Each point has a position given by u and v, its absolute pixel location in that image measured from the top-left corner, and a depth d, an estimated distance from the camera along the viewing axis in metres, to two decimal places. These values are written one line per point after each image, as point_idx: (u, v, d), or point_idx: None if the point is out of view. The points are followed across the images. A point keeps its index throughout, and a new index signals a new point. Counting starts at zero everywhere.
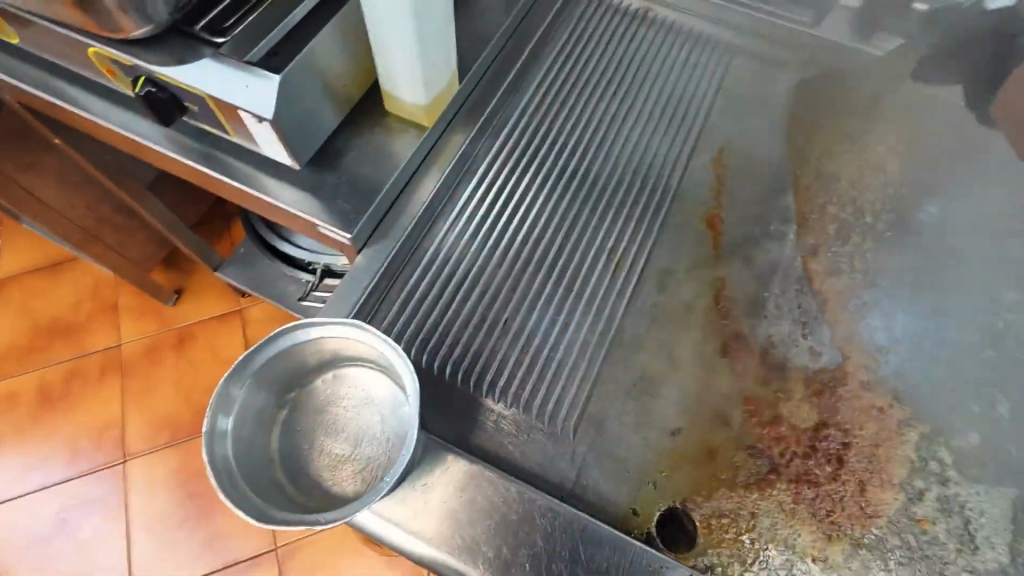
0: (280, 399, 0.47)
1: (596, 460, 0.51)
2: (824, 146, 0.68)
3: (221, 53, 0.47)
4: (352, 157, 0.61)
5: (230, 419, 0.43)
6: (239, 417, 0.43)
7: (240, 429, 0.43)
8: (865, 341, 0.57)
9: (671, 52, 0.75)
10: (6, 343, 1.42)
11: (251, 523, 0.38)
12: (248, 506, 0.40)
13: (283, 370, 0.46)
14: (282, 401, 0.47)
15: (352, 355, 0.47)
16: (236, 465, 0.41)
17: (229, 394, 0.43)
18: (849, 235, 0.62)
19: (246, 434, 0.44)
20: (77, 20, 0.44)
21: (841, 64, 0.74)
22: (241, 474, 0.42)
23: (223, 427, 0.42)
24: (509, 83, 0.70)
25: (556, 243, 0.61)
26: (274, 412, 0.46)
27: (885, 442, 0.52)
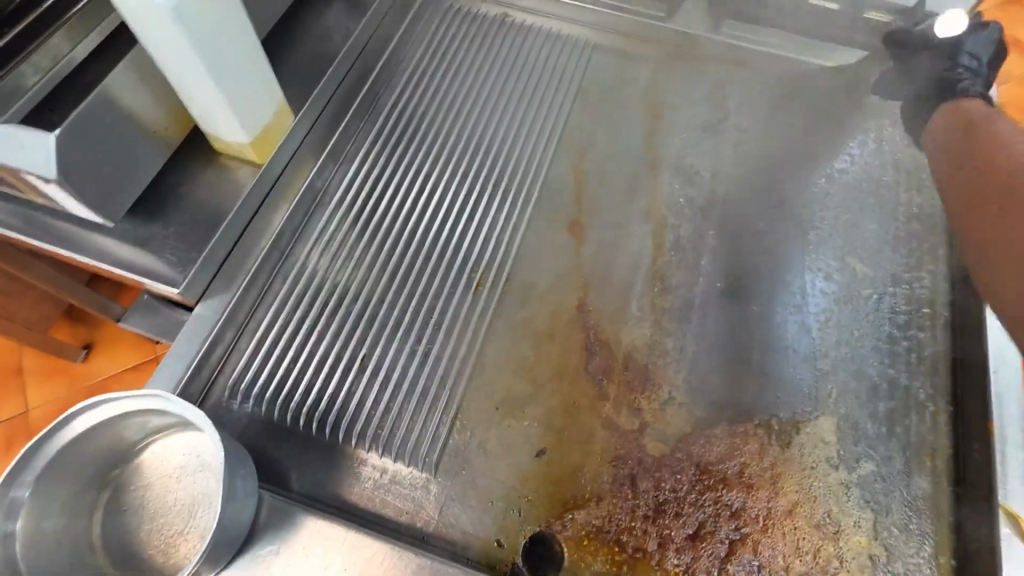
0: (100, 482, 0.43)
1: (460, 494, 0.49)
2: (683, 141, 0.68)
3: None
4: (183, 203, 0.56)
5: (18, 523, 0.38)
6: (36, 511, 0.39)
7: (37, 530, 0.39)
8: (729, 334, 0.57)
9: (530, 56, 0.73)
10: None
11: None
12: None
13: (94, 454, 0.42)
14: (104, 483, 0.43)
15: (172, 421, 0.44)
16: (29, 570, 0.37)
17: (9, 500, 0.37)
18: (711, 228, 0.62)
19: (50, 530, 0.39)
20: None
21: (696, 56, 0.74)
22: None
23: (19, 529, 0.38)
24: (360, 104, 0.67)
25: (415, 268, 0.58)
26: (96, 495, 0.43)
27: (749, 437, 0.52)
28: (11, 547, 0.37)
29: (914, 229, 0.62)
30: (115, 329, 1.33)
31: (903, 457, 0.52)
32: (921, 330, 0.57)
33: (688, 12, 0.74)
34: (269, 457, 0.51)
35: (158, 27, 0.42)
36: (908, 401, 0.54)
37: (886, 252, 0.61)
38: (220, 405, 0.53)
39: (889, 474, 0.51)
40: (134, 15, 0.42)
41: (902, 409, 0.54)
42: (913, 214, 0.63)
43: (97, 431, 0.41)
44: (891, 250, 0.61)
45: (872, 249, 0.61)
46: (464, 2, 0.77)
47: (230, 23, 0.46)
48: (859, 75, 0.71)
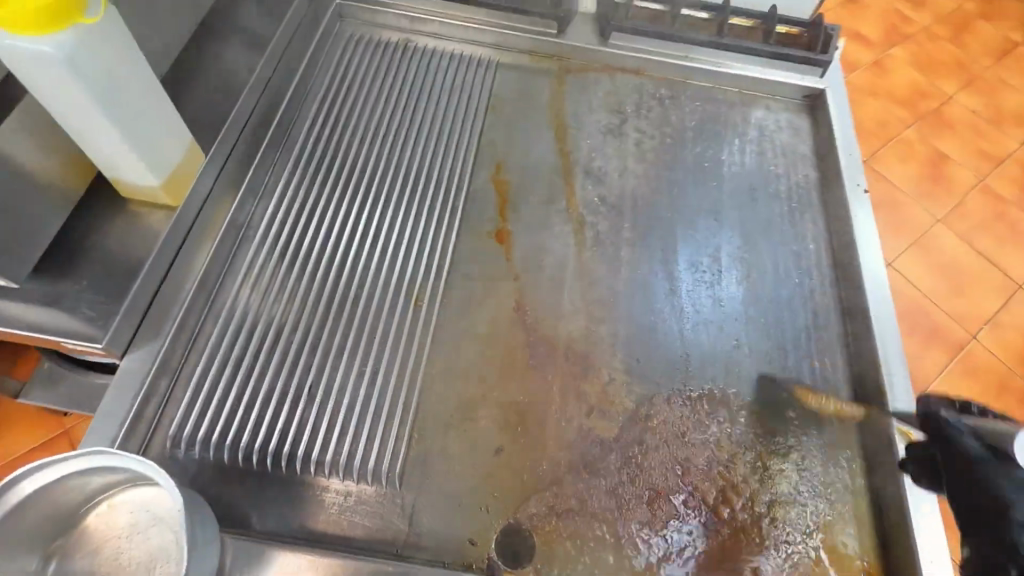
0: (40, 554, 0.41)
1: (428, 503, 0.51)
2: (590, 144, 0.73)
3: None
4: (95, 254, 0.54)
5: None
6: None
7: None
8: (653, 315, 0.62)
9: (436, 78, 0.76)
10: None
11: None
12: None
13: (33, 524, 0.40)
14: (45, 554, 0.41)
15: (120, 478, 0.43)
16: None
17: None
18: (625, 221, 0.68)
19: None
20: None
21: (590, 69, 0.80)
22: None
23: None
24: (272, 139, 0.67)
25: (352, 289, 0.59)
26: (45, 562, 0.41)
27: (683, 404, 0.57)
28: None
29: (795, 202, 0.71)
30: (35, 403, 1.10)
31: (815, 398, 0.59)
32: (813, 290, 0.65)
33: (578, 28, 0.81)
34: (225, 503, 0.50)
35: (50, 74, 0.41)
36: (812, 351, 0.62)
37: (776, 225, 0.69)
38: (163, 457, 0.51)
39: (804, 415, 0.58)
40: (19, 66, 0.41)
41: (808, 358, 0.61)
42: (792, 191, 0.72)
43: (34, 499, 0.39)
44: (779, 223, 0.70)
45: (762, 225, 0.69)
46: (365, 32, 0.79)
47: (123, 66, 0.45)
48: (737, 73, 0.78)
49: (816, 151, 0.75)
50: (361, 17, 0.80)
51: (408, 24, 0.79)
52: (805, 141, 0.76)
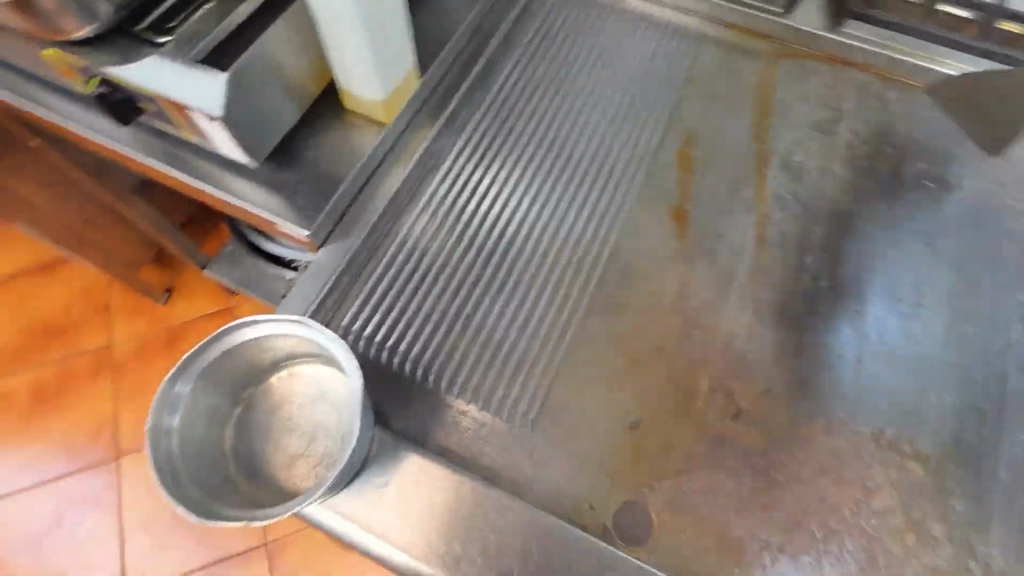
0: (233, 396, 0.47)
1: (555, 455, 0.51)
2: (793, 137, 0.67)
3: (164, 52, 0.48)
4: (311, 154, 0.60)
5: (176, 418, 0.43)
6: (188, 416, 0.44)
7: (186, 430, 0.44)
8: (829, 333, 0.56)
9: (641, 42, 0.73)
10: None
11: (192, 520, 0.39)
12: (186, 505, 0.40)
13: (234, 370, 0.47)
14: (236, 397, 0.47)
15: (306, 351, 0.48)
16: (184, 465, 0.42)
17: (173, 395, 0.43)
18: (817, 226, 0.62)
19: (199, 432, 0.45)
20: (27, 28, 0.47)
21: (812, 56, 0.72)
22: (186, 472, 0.42)
23: (175, 425, 0.43)
24: (474, 76, 0.69)
25: (520, 236, 0.61)
26: (235, 402, 0.47)
27: (843, 436, 0.52)
28: (171, 444, 0.43)
29: None
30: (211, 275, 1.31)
31: (1007, 474, 0.51)
32: None
33: (808, 9, 0.73)
34: (376, 400, 0.54)
35: None
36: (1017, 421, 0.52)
37: (1002, 268, 0.59)
38: None
39: (989, 490, 0.50)
40: None
41: (1009, 427, 0.52)
42: None
43: (243, 347, 0.46)
44: (1007, 267, 0.59)
45: (984, 265, 0.59)
46: None
47: None
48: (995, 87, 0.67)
49: None
50: None
51: None
52: None
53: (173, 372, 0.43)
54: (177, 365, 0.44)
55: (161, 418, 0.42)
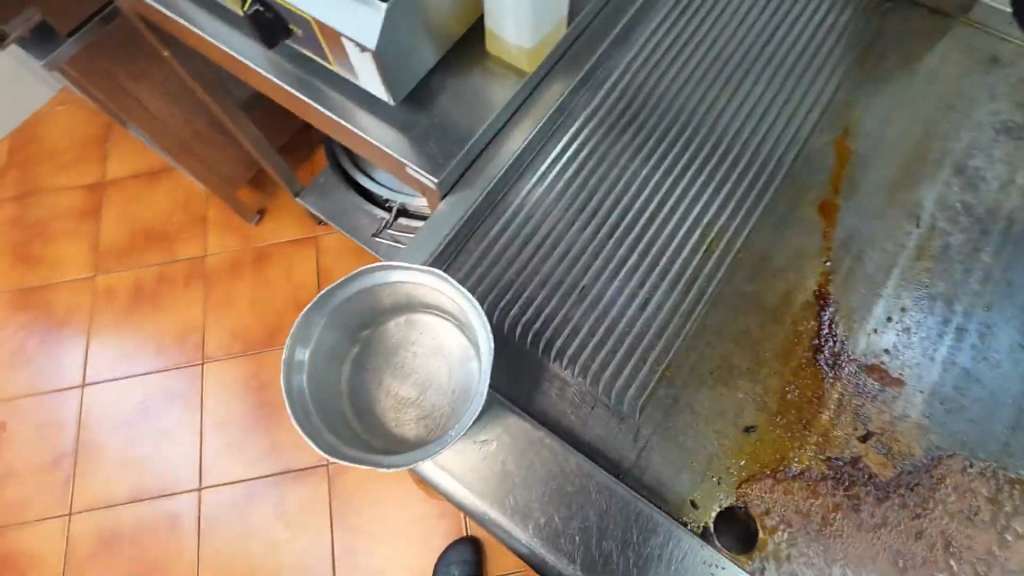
0: (354, 334, 0.47)
1: (661, 445, 0.49)
2: (972, 138, 0.59)
3: None
4: (445, 97, 0.58)
5: (307, 350, 0.45)
6: (317, 349, 0.45)
7: (315, 363, 0.45)
8: (985, 367, 0.50)
9: (806, 10, 0.65)
10: (85, 207, 1.55)
11: (321, 455, 0.40)
12: (315, 438, 0.41)
13: (361, 310, 0.47)
14: (356, 335, 0.48)
15: (430, 304, 0.48)
16: (311, 398, 0.43)
17: (308, 329, 0.45)
18: (988, 244, 0.55)
19: (323, 367, 0.45)
20: None
21: (1010, 45, 0.63)
22: (314, 404, 0.43)
23: (301, 358, 0.44)
24: (620, 29, 0.63)
25: (648, 212, 0.56)
26: (356, 342, 0.48)
27: (986, 482, 0.47)
28: (301, 377, 0.44)
29: None
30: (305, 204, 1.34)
31: None
32: None
33: None
34: None
35: None
36: None
37: None
38: None
39: None
40: None
41: None
42: None
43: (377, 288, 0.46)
44: None
45: None
46: None
47: None
48: None
49: None
50: None
51: None
52: None
53: (311, 305, 0.44)
54: (317, 298, 0.45)
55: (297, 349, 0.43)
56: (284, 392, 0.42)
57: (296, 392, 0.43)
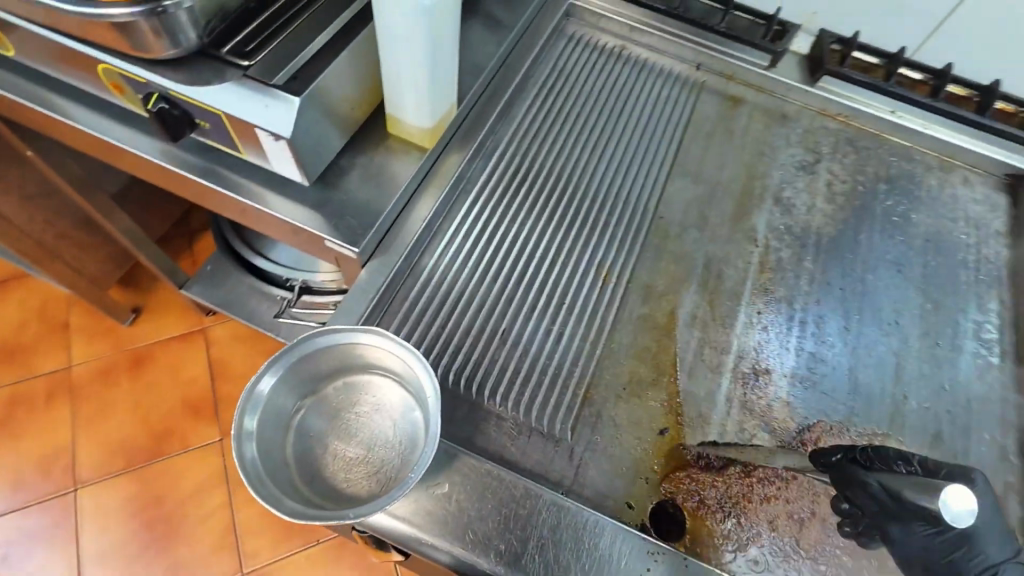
0: (298, 400, 0.49)
1: (593, 459, 0.55)
2: (781, 175, 0.76)
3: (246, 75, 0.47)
4: (353, 174, 0.62)
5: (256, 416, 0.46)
6: (265, 415, 0.46)
7: (262, 430, 0.45)
8: (825, 348, 0.64)
9: (644, 87, 0.81)
10: None
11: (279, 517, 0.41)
12: (271, 502, 0.42)
13: (304, 375, 0.49)
14: (300, 401, 0.49)
15: (371, 364, 0.50)
16: (261, 465, 0.44)
17: (255, 394, 0.46)
18: (808, 254, 0.70)
19: (269, 435, 0.46)
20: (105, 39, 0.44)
21: (792, 105, 0.82)
22: (265, 471, 0.44)
23: (250, 426, 0.45)
24: (500, 109, 0.73)
25: (548, 259, 0.65)
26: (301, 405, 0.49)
27: (846, 440, 0.58)
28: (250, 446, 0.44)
29: (983, 276, 0.70)
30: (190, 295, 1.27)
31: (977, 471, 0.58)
32: (990, 363, 0.64)
33: (788, 65, 0.83)
34: None
35: (409, 32, 0.49)
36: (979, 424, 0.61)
37: (959, 291, 0.69)
38: None
39: None
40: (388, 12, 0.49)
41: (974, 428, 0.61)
42: (979, 264, 0.71)
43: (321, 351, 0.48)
44: (963, 290, 0.69)
45: (945, 289, 0.69)
46: (586, 33, 0.85)
47: (449, 30, 0.52)
48: (944, 138, 0.78)
49: (1012, 230, 0.74)
50: (585, 18, 0.85)
51: (627, 33, 0.84)
52: (999, 218, 0.75)
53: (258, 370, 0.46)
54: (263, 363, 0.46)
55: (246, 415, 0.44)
56: (235, 460, 0.42)
57: (247, 460, 0.43)
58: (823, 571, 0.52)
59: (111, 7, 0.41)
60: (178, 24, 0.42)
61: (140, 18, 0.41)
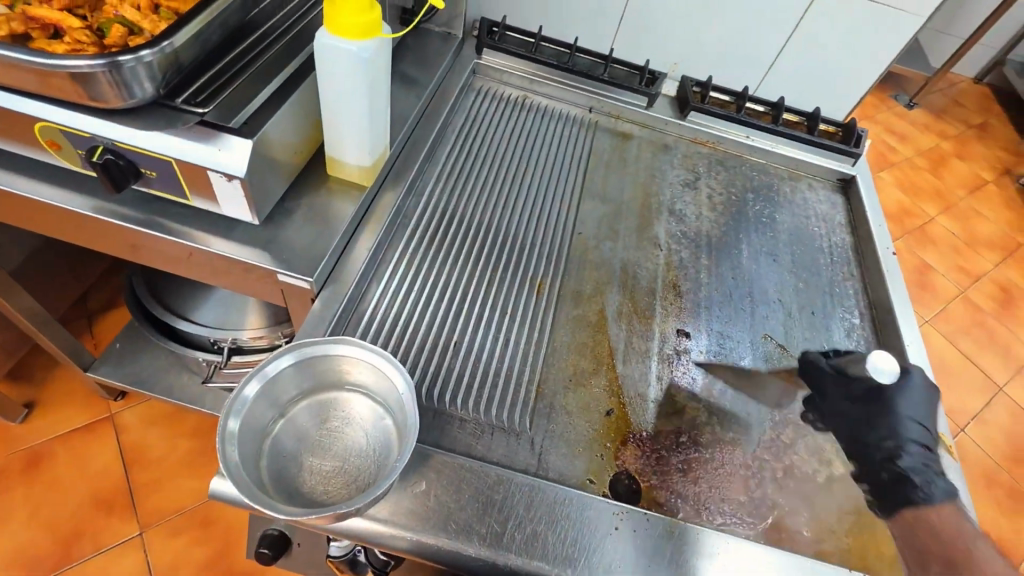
0: (272, 415, 0.50)
1: (553, 444, 0.60)
2: (671, 191, 0.89)
3: (207, 120, 0.51)
4: (298, 213, 0.66)
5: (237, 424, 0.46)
6: (246, 424, 0.46)
7: (243, 439, 0.46)
8: (729, 325, 0.75)
9: (547, 128, 0.93)
10: None
11: (272, 516, 0.41)
12: (262, 503, 0.42)
13: (279, 388, 0.50)
14: (274, 417, 0.50)
15: (342, 379, 0.53)
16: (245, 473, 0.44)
17: (239, 400, 0.46)
18: (702, 252, 0.83)
19: (248, 446, 0.46)
20: (59, 92, 0.47)
21: (670, 137, 0.98)
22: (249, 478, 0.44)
23: (233, 428, 0.45)
24: (426, 152, 0.81)
25: (486, 276, 0.71)
26: (270, 426, 0.50)
27: (759, 397, 0.69)
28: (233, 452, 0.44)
29: (836, 258, 0.87)
30: (97, 376, 1.19)
31: None
32: (853, 323, 0.79)
33: (661, 105, 1.00)
34: None
35: (352, 78, 0.56)
36: None
37: (820, 270, 0.85)
38: None
39: None
40: (331, 61, 0.55)
41: None
42: (832, 248, 0.88)
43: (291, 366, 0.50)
44: (824, 269, 0.85)
45: (811, 270, 0.84)
46: (491, 87, 0.96)
47: (383, 76, 0.60)
48: (788, 154, 0.97)
49: (850, 220, 0.93)
50: (489, 75, 0.97)
51: (526, 86, 0.97)
52: (840, 212, 0.94)
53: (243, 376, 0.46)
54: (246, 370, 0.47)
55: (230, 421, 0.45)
56: (223, 464, 0.43)
57: (233, 465, 0.44)
58: (762, 510, 0.60)
59: (71, 60, 0.44)
60: (136, 76, 0.46)
61: (100, 70, 0.44)
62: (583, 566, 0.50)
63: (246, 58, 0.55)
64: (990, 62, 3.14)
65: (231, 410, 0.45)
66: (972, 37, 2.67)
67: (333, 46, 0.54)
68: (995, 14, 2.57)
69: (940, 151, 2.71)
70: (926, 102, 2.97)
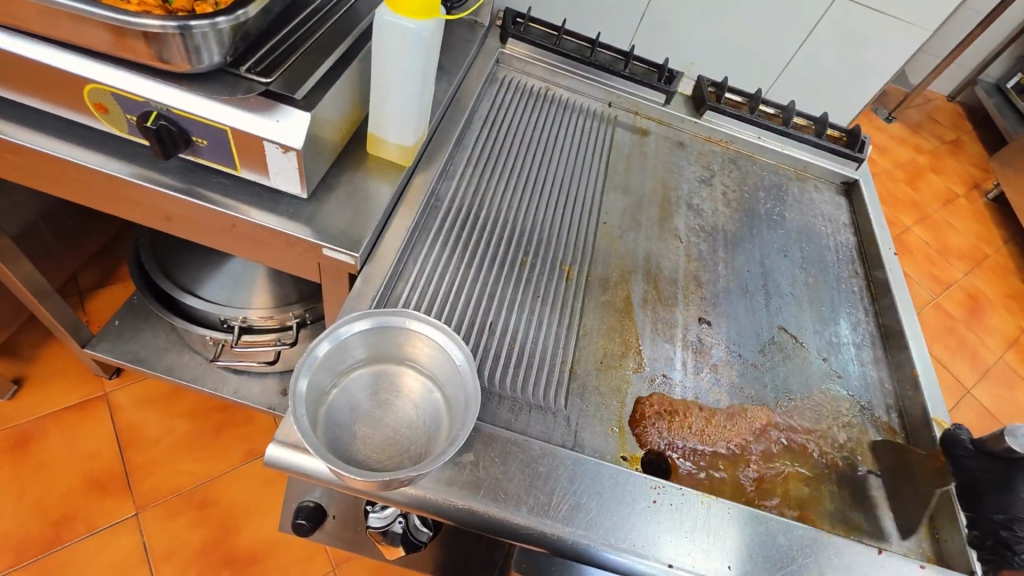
0: (330, 381, 0.52)
1: (587, 422, 0.62)
2: (688, 187, 0.92)
3: (269, 90, 0.52)
4: (339, 189, 0.67)
5: (303, 385, 0.48)
6: (311, 386, 0.48)
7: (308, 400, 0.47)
8: (746, 315, 0.78)
9: (571, 121, 0.95)
10: None
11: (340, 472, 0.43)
12: (331, 462, 0.43)
13: (339, 356, 0.52)
14: (332, 383, 0.52)
15: (394, 352, 0.55)
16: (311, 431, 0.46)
17: (309, 360, 0.48)
18: (719, 245, 0.86)
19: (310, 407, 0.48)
20: (129, 48, 0.48)
21: (686, 133, 1.01)
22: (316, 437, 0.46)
23: (301, 388, 0.47)
24: (457, 136, 0.82)
25: (518, 260, 0.73)
26: (327, 393, 0.51)
27: (775, 383, 0.72)
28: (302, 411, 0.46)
29: (842, 256, 0.91)
30: (93, 352, 1.16)
31: (869, 396, 0.75)
32: (859, 317, 0.84)
33: (678, 103, 1.03)
34: None
35: (409, 55, 0.57)
36: (863, 362, 0.78)
37: (828, 266, 0.89)
38: None
39: (865, 406, 0.73)
40: (390, 37, 0.56)
41: (861, 366, 0.78)
42: (838, 247, 0.92)
43: (351, 335, 0.52)
44: (831, 266, 0.89)
45: (820, 266, 0.88)
46: (515, 77, 0.97)
47: (435, 56, 0.61)
48: (796, 156, 1.01)
49: (854, 221, 0.97)
50: (513, 64, 0.99)
51: (550, 76, 0.99)
52: (844, 213, 0.98)
53: (310, 339, 0.49)
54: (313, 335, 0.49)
55: (299, 381, 0.47)
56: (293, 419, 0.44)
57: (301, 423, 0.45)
58: (779, 488, 0.63)
59: (146, 19, 0.45)
60: (207, 39, 0.47)
61: (174, 31, 0.45)
62: (623, 535, 0.52)
63: (289, 40, 0.56)
64: (964, 81, 3.28)
65: (299, 370, 0.47)
66: (950, 55, 2.79)
67: (395, 22, 0.54)
68: (971, 34, 2.70)
69: (916, 164, 2.82)
70: (904, 116, 3.09)
